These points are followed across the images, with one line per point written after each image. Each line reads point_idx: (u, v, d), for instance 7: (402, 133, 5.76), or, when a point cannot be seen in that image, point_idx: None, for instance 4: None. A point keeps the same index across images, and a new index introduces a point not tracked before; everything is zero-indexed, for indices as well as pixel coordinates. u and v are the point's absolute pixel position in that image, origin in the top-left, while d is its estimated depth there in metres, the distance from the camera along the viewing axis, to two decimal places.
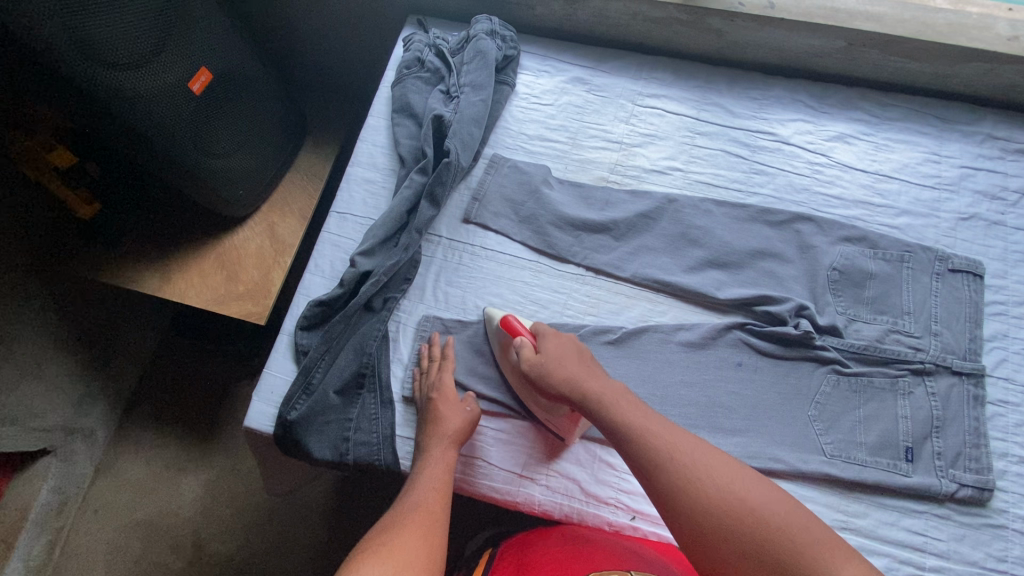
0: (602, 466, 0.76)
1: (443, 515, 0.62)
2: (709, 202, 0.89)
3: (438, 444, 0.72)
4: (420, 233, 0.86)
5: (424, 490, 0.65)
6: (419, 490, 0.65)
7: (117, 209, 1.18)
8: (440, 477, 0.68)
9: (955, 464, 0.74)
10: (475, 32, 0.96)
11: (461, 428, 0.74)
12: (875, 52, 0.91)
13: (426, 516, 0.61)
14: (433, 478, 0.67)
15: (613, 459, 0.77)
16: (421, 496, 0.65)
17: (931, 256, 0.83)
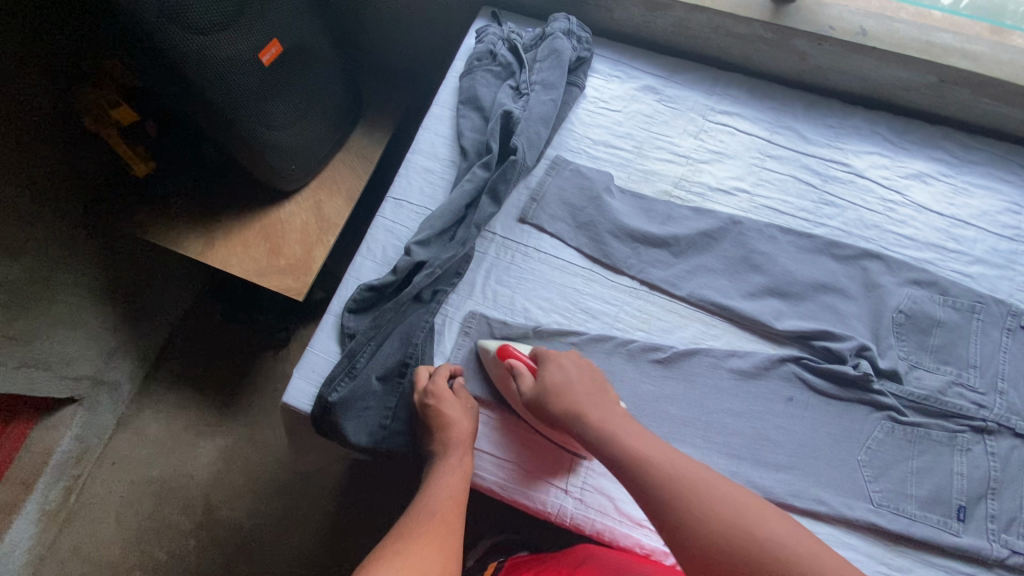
0: None
1: (457, 525, 0.63)
2: (774, 228, 0.87)
3: (454, 451, 0.71)
4: (478, 228, 0.84)
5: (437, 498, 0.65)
6: (433, 498, 0.65)
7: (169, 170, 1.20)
8: (454, 487, 0.67)
9: (1009, 529, 0.70)
10: (552, 31, 0.95)
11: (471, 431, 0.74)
12: (966, 92, 0.87)
13: (440, 525, 0.61)
14: (446, 487, 0.67)
15: None
16: (435, 504, 0.65)
17: (1003, 310, 0.80)
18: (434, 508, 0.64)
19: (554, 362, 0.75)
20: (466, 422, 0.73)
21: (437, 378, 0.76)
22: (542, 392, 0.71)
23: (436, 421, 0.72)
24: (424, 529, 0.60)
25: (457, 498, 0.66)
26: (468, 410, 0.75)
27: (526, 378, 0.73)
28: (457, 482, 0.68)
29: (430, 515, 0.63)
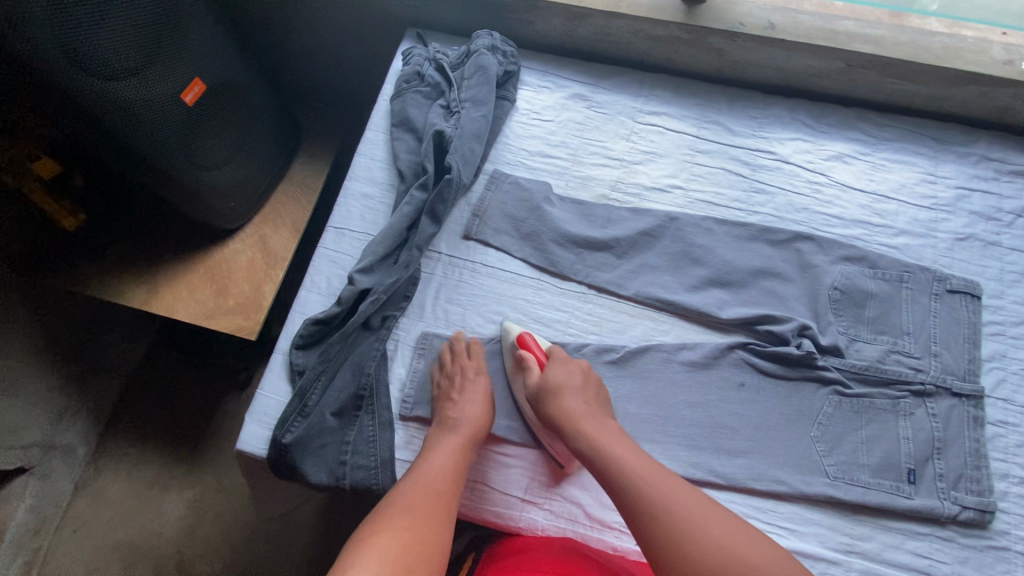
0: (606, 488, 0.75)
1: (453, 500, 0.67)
2: (710, 220, 0.89)
3: (457, 435, 0.73)
4: (420, 251, 0.84)
5: (436, 473, 0.69)
6: (431, 474, 0.69)
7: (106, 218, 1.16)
8: (454, 462, 0.71)
9: (956, 485, 0.74)
10: (476, 47, 0.95)
11: (480, 422, 0.75)
12: (873, 74, 0.92)
13: (438, 507, 0.65)
14: (446, 462, 0.70)
15: None
16: (434, 478, 0.68)
17: (929, 277, 0.84)
18: (432, 484, 0.67)
19: (564, 362, 0.77)
20: (476, 408, 0.76)
21: (457, 366, 0.80)
22: (547, 389, 0.74)
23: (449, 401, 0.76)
24: (420, 508, 0.64)
25: (455, 476, 0.70)
26: (482, 395, 0.77)
27: (535, 373, 0.77)
28: (457, 460, 0.71)
29: (430, 494, 0.66)
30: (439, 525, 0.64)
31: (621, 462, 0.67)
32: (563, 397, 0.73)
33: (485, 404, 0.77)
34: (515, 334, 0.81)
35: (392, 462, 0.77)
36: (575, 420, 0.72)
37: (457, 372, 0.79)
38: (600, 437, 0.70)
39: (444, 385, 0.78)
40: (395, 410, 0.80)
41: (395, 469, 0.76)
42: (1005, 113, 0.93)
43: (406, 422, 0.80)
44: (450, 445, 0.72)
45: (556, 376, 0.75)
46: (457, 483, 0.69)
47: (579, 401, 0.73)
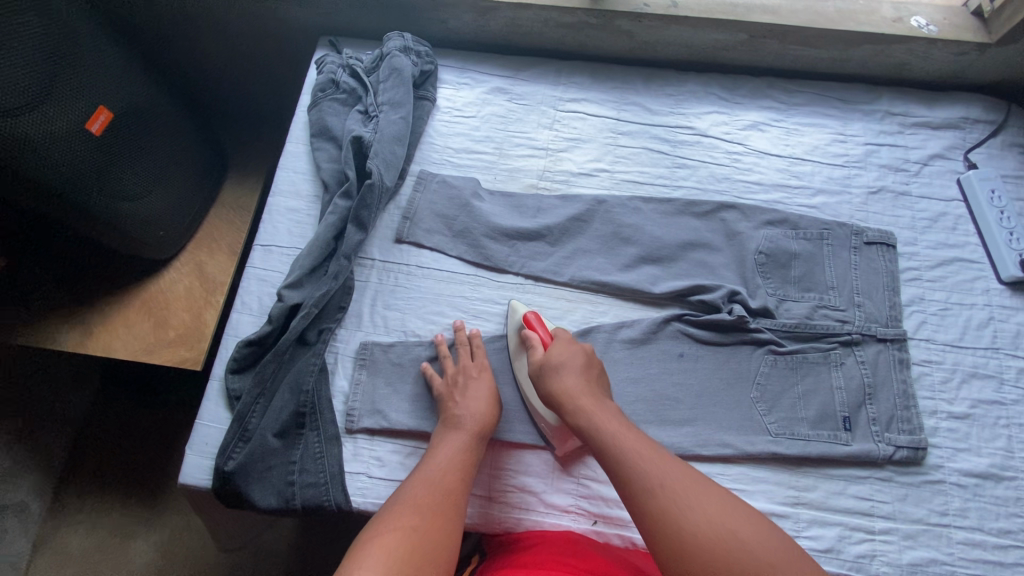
0: (558, 475, 0.76)
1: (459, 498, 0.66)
2: (636, 199, 0.91)
3: (461, 431, 0.72)
4: (350, 259, 0.82)
5: (442, 470, 0.68)
6: (435, 469, 0.68)
7: (36, 266, 1.14)
8: (458, 460, 0.69)
9: (889, 427, 0.77)
10: (388, 50, 0.94)
11: (487, 419, 0.74)
12: (776, 43, 0.95)
13: (446, 504, 0.64)
14: (452, 458, 0.70)
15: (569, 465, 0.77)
16: (440, 475, 0.67)
17: (847, 231, 0.87)
18: (439, 481, 0.67)
19: (566, 342, 0.76)
20: (481, 402, 0.75)
21: (464, 363, 0.79)
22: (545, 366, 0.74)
23: (453, 398, 0.75)
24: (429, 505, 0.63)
25: (461, 474, 0.69)
26: (485, 388, 0.77)
27: (539, 350, 0.77)
28: (462, 458, 0.70)
29: (437, 490, 0.65)
30: (448, 521, 0.63)
31: (609, 435, 0.67)
32: (557, 376, 0.73)
33: (490, 397, 0.76)
34: (523, 312, 0.82)
35: (342, 476, 0.75)
36: (574, 396, 0.71)
37: (464, 366, 0.79)
38: (587, 408, 0.70)
39: (449, 381, 0.77)
40: (340, 423, 0.78)
41: (346, 484, 0.75)
42: (902, 69, 0.97)
43: (353, 434, 0.78)
44: (457, 442, 0.72)
45: (559, 354, 0.74)
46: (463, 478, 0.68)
47: (577, 380, 0.72)
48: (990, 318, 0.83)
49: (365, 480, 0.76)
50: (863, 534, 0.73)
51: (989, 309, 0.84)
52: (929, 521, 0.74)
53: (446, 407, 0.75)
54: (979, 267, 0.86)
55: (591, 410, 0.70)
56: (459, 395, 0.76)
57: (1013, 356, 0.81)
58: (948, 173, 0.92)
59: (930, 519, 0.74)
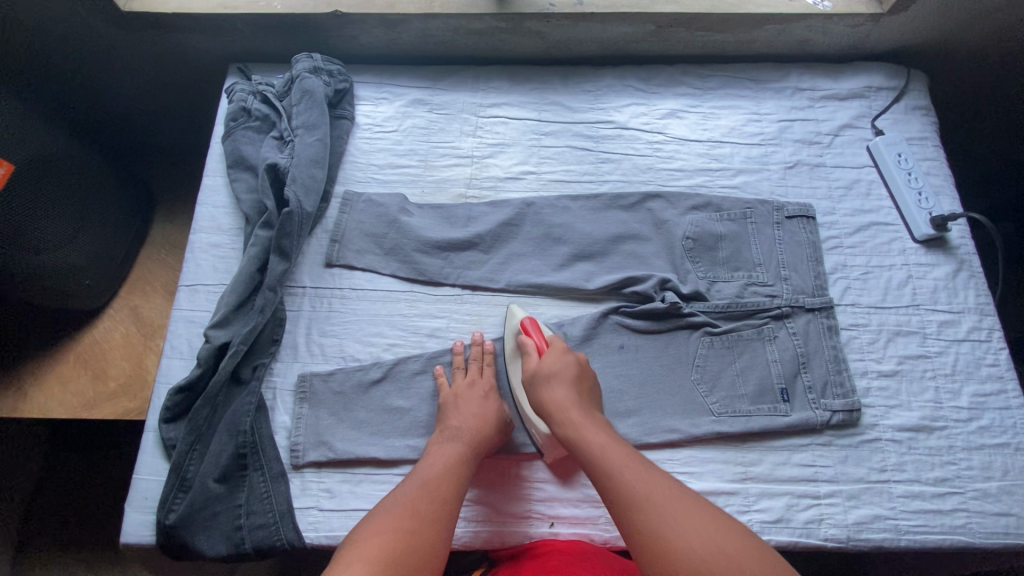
0: (525, 486, 0.76)
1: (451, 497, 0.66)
2: (564, 198, 0.92)
3: (456, 438, 0.72)
4: (276, 290, 0.79)
5: (433, 474, 0.68)
6: (429, 469, 0.69)
7: None
8: (451, 465, 0.69)
9: (825, 393, 0.80)
10: (298, 72, 0.92)
11: (482, 431, 0.73)
12: (683, 31, 0.96)
13: (437, 504, 0.65)
14: (443, 464, 0.69)
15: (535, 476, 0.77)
16: (432, 480, 0.67)
17: (769, 208, 0.89)
18: (435, 485, 0.67)
19: (561, 353, 0.76)
20: (475, 413, 0.75)
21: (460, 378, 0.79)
22: (534, 377, 0.75)
23: (451, 411, 0.75)
24: (418, 509, 0.64)
25: (456, 476, 0.68)
26: (484, 403, 0.76)
27: (532, 357, 0.76)
28: (456, 463, 0.70)
29: (429, 489, 0.66)
30: (435, 523, 0.63)
31: (588, 443, 0.68)
32: (543, 389, 0.73)
33: (487, 409, 0.76)
34: (520, 318, 0.81)
35: (291, 513, 0.74)
36: (562, 410, 0.71)
37: (466, 381, 0.78)
38: (573, 424, 0.70)
39: (451, 393, 0.77)
40: (285, 460, 0.77)
41: (297, 520, 0.74)
42: (807, 45, 1.00)
43: (300, 469, 0.76)
44: (451, 450, 0.71)
45: (551, 364, 0.74)
46: (454, 481, 0.68)
47: (566, 393, 0.72)
48: (909, 276, 0.87)
49: (318, 512, 0.74)
50: (810, 500, 0.75)
51: (907, 268, 0.87)
52: (869, 479, 0.76)
53: (444, 417, 0.75)
54: (895, 229, 0.90)
55: (578, 425, 0.70)
56: (458, 408, 0.75)
57: (933, 311, 0.85)
58: (859, 142, 0.96)
59: (870, 477, 0.77)
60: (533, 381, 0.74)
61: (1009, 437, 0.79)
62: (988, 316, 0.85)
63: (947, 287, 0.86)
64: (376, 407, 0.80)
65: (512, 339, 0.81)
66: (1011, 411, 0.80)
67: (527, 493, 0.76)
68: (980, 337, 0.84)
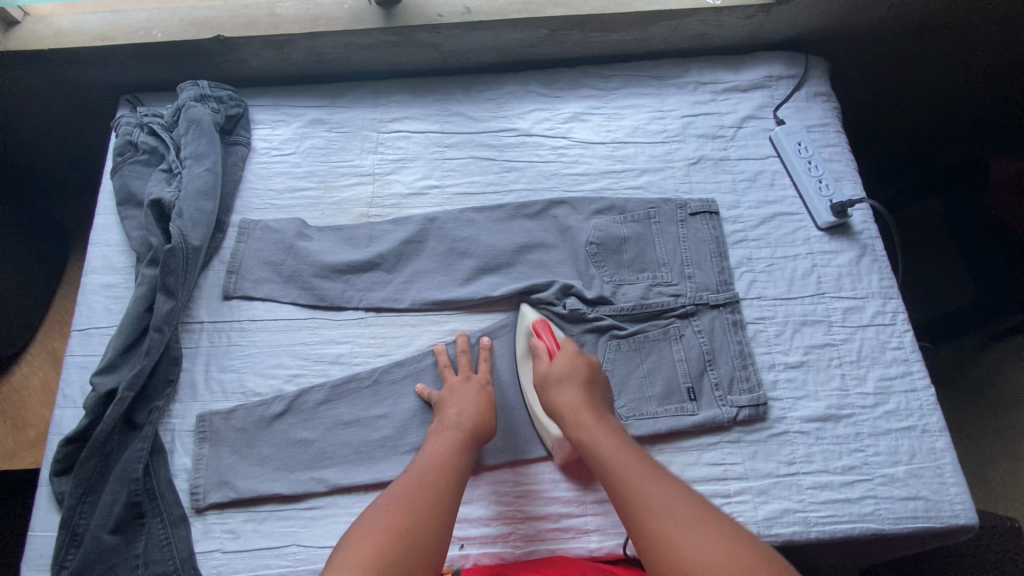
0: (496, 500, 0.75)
1: (452, 489, 0.65)
2: (468, 211, 0.90)
3: (458, 431, 0.71)
4: (163, 330, 0.76)
5: (430, 467, 0.67)
6: (429, 460, 0.68)
7: None
8: (453, 458, 0.68)
9: (731, 390, 0.79)
10: (183, 101, 0.90)
11: (481, 420, 0.73)
12: (578, 33, 0.95)
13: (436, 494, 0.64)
14: (442, 456, 0.68)
15: (501, 489, 0.75)
16: (430, 472, 0.66)
17: (673, 206, 0.89)
18: (436, 478, 0.66)
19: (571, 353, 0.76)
20: (477, 408, 0.73)
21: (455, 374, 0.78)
22: (545, 378, 0.75)
23: (448, 405, 0.74)
24: (417, 503, 0.63)
25: (457, 468, 0.67)
26: (480, 393, 0.75)
27: (544, 359, 0.77)
28: (458, 457, 0.68)
29: (430, 481, 0.65)
30: (433, 509, 0.63)
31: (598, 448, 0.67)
32: (554, 392, 0.73)
33: (486, 404, 0.75)
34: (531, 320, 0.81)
35: (193, 558, 0.71)
36: (573, 413, 0.71)
37: (459, 377, 0.78)
38: (594, 440, 0.68)
39: (447, 389, 0.76)
40: (186, 503, 0.74)
41: (199, 564, 0.71)
42: (705, 39, 1.00)
43: (202, 513, 0.74)
44: (446, 439, 0.70)
45: (562, 367, 0.74)
46: (455, 472, 0.67)
47: (575, 394, 0.72)
48: (814, 265, 0.87)
49: (221, 555, 0.72)
50: (719, 498, 0.75)
51: (811, 257, 0.88)
52: (778, 473, 0.76)
53: (440, 411, 0.75)
54: (799, 218, 0.90)
55: (591, 428, 0.69)
56: (452, 401, 0.74)
57: (837, 298, 0.85)
58: (761, 132, 0.96)
59: (779, 471, 0.76)
60: (545, 383, 0.75)
61: (915, 419, 0.79)
62: (892, 299, 0.86)
63: (851, 273, 0.87)
64: (282, 441, 0.77)
65: (523, 340, 0.81)
66: (917, 393, 0.80)
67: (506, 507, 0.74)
68: (885, 321, 0.84)
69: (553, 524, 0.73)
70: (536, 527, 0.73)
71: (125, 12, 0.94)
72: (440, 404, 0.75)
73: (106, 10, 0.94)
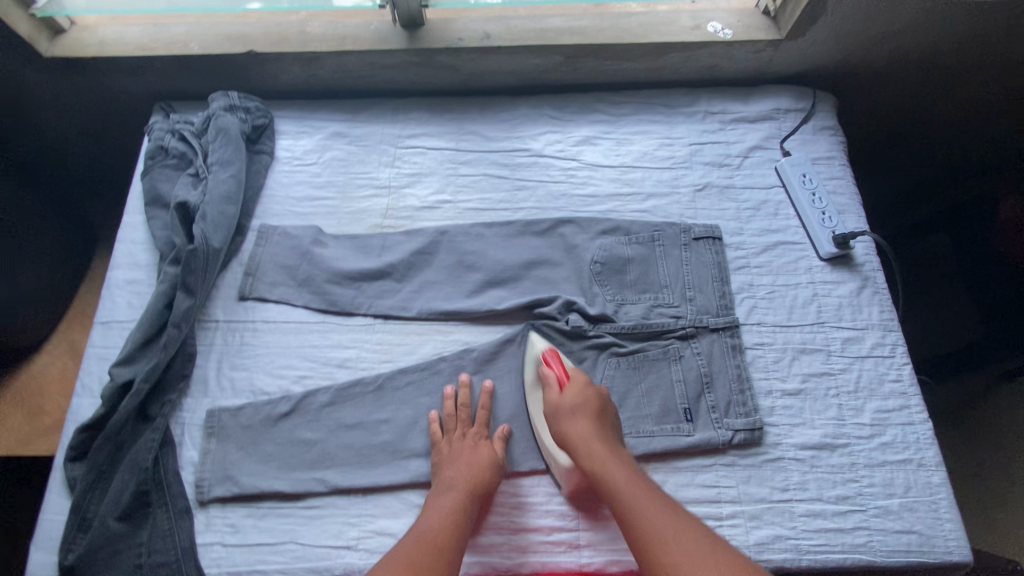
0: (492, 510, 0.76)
1: (452, 555, 0.66)
2: (478, 226, 0.94)
3: (459, 488, 0.72)
4: (180, 327, 0.80)
5: (431, 529, 0.68)
6: (431, 522, 0.69)
7: None
8: (453, 520, 0.69)
9: (728, 413, 0.80)
10: (213, 110, 0.95)
11: (484, 482, 0.73)
12: (593, 61, 0.99)
13: (436, 560, 0.64)
14: (442, 517, 0.69)
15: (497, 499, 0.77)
16: (430, 535, 0.67)
17: (677, 230, 0.91)
18: (436, 542, 0.66)
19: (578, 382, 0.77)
20: (479, 461, 0.74)
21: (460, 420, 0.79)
22: (555, 408, 0.76)
23: (451, 458, 0.75)
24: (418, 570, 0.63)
25: (457, 530, 0.68)
26: (482, 448, 0.76)
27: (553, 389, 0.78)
28: (458, 518, 0.69)
29: (431, 546, 0.66)
30: None
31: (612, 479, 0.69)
32: (564, 420, 0.74)
33: (490, 461, 0.75)
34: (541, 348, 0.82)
35: (194, 549, 0.73)
36: (615, 484, 0.68)
37: (461, 426, 0.78)
38: (618, 495, 0.68)
39: (449, 442, 0.77)
40: (191, 495, 0.76)
41: (199, 556, 0.73)
42: (717, 71, 1.03)
43: (205, 506, 0.76)
44: (447, 502, 0.70)
45: (572, 398, 0.75)
46: (455, 536, 0.68)
47: (587, 424, 0.73)
48: (815, 294, 0.89)
49: (221, 548, 0.74)
50: (712, 521, 0.75)
51: (813, 286, 0.89)
52: (772, 499, 0.77)
53: (441, 464, 0.75)
54: (802, 248, 0.92)
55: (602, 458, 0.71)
56: (454, 456, 0.75)
57: (837, 328, 0.86)
58: (768, 163, 0.98)
59: (772, 497, 0.77)
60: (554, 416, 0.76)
61: (910, 452, 0.79)
62: (892, 332, 0.87)
63: (851, 304, 0.88)
64: (288, 439, 0.80)
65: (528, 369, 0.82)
66: (913, 427, 0.81)
67: (502, 519, 0.75)
68: (884, 353, 0.85)
69: (545, 537, 0.74)
70: (530, 538, 0.74)
71: (165, 25, 1.00)
72: (443, 456, 0.76)
73: (148, 23, 1.00)
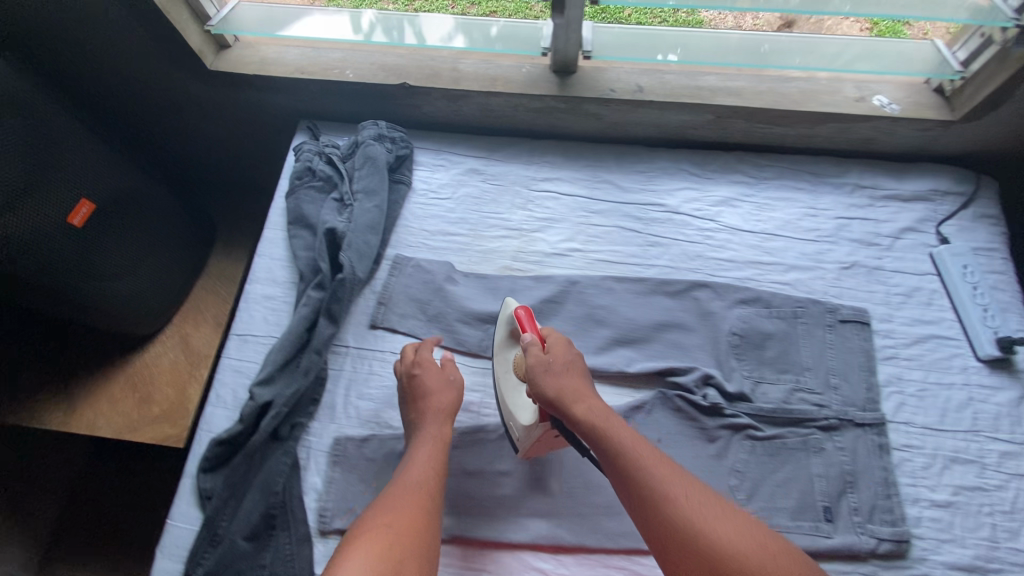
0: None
1: (434, 493, 0.65)
2: (610, 279, 0.92)
3: (431, 420, 0.74)
4: (321, 353, 0.83)
5: (412, 471, 0.67)
6: (411, 468, 0.68)
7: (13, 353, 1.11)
8: (431, 459, 0.69)
9: (871, 518, 0.74)
10: (363, 138, 0.98)
11: (450, 403, 0.77)
12: (743, 122, 0.96)
13: (421, 498, 0.63)
14: (423, 457, 0.69)
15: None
16: (411, 476, 0.66)
17: (821, 309, 0.87)
18: (415, 480, 0.66)
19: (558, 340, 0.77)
20: (447, 394, 0.77)
21: (421, 358, 0.80)
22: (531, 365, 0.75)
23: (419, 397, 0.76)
24: (401, 506, 0.62)
25: (435, 467, 0.68)
26: (448, 386, 0.78)
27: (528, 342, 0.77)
28: (435, 455, 0.70)
29: (414, 486, 0.65)
30: (421, 517, 0.61)
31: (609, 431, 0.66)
32: (541, 372, 0.73)
33: (447, 386, 0.78)
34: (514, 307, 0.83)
35: None
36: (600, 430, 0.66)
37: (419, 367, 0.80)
38: (613, 445, 0.65)
39: (411, 380, 0.79)
40: (312, 522, 0.75)
41: None
42: (871, 143, 0.98)
43: (326, 535, 0.75)
44: (425, 448, 0.71)
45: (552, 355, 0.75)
46: (435, 472, 0.68)
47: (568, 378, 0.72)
48: (970, 398, 0.82)
49: None
50: None
51: (968, 388, 0.83)
52: None
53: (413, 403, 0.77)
54: (956, 344, 0.86)
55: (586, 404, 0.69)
56: (424, 399, 0.76)
57: (994, 439, 0.79)
58: (921, 247, 0.92)
59: None
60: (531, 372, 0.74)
61: None
62: None
63: (1012, 415, 0.81)
64: None
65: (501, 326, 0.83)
66: None
67: None
68: None
69: None
70: None
71: (322, 50, 1.03)
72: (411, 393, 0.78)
73: (306, 47, 1.04)
